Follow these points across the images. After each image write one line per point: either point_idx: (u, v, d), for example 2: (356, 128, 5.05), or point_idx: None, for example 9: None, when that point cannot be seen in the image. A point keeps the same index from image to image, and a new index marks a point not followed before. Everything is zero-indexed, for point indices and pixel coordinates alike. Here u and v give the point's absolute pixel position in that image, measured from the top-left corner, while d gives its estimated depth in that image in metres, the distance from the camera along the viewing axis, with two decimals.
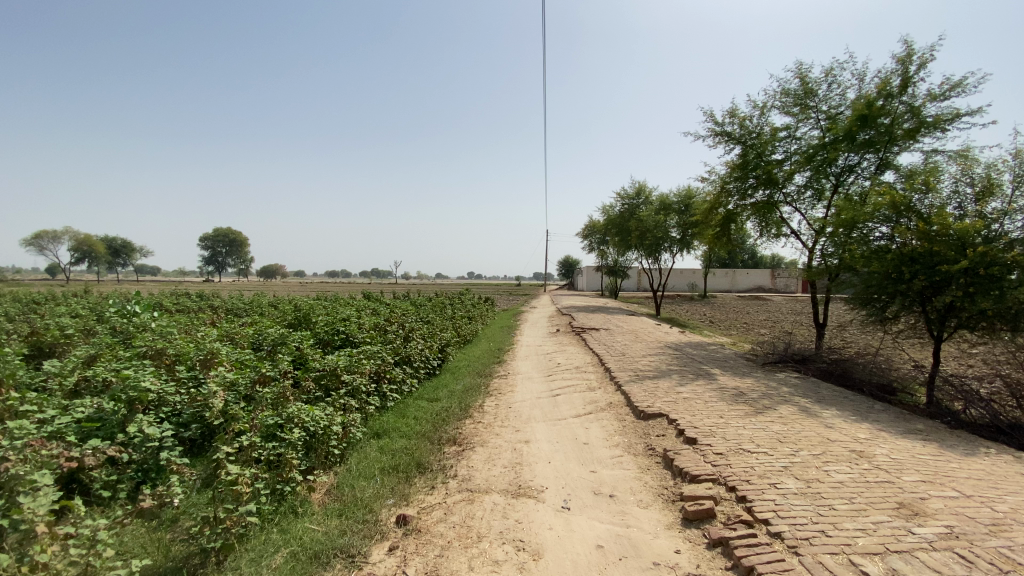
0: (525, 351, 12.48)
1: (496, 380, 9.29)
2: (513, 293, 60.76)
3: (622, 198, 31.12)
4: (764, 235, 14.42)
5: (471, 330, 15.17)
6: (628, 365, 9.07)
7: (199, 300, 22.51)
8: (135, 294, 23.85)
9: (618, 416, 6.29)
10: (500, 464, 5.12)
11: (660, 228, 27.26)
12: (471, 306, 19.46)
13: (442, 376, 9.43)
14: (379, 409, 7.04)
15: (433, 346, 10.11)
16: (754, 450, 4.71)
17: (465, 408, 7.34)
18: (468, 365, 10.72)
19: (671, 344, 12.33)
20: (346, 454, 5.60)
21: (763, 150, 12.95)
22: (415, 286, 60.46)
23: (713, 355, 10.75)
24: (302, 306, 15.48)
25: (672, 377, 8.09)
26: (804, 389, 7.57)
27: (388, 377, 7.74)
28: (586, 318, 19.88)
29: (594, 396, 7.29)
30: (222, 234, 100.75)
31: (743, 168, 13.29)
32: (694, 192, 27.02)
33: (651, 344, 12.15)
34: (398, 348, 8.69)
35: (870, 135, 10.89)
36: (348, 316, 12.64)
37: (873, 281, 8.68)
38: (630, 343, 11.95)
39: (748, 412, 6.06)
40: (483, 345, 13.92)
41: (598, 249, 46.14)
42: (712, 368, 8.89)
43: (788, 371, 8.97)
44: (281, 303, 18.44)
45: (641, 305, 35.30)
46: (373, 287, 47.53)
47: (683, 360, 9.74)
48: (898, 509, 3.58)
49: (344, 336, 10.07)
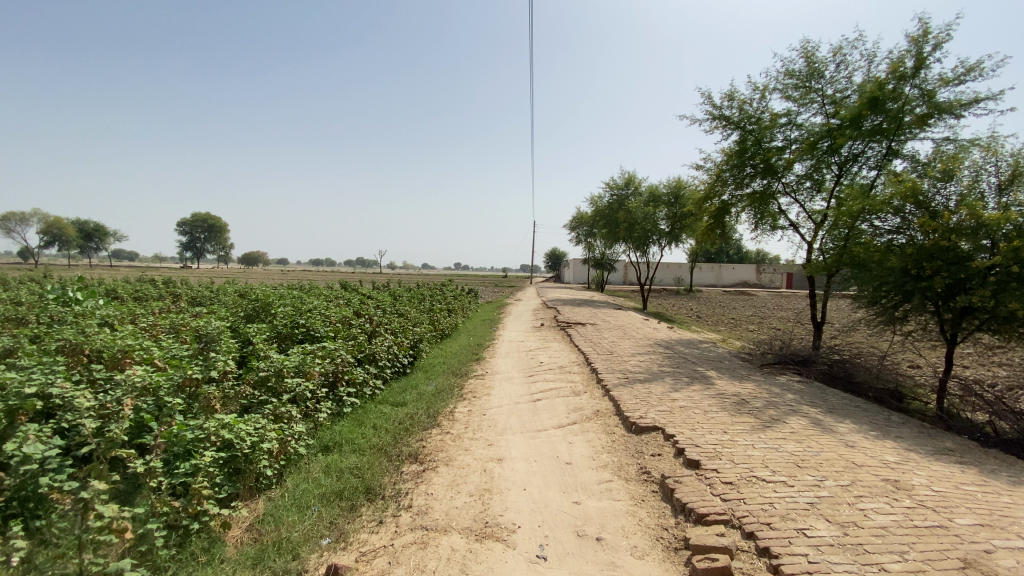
0: (504, 347, 11.60)
1: (470, 380, 8.41)
2: (498, 284, 59.73)
3: (611, 189, 30.25)
4: (760, 228, 13.68)
5: (449, 324, 14.22)
6: (617, 366, 8.25)
7: (161, 288, 21.17)
8: (93, 280, 22.47)
9: (606, 428, 5.45)
10: (465, 491, 4.25)
11: (649, 220, 26.47)
12: (451, 298, 18.48)
13: (411, 376, 8.51)
14: (331, 417, 6.12)
15: (404, 342, 9.18)
16: (771, 479, 3.90)
17: (433, 415, 6.45)
18: (443, 362, 9.81)
19: (662, 341, 11.55)
20: (280, 476, 4.74)
21: (761, 137, 12.13)
22: (398, 276, 59.26)
23: (707, 355, 9.99)
24: (268, 296, 14.37)
25: (665, 380, 7.30)
26: (811, 396, 6.83)
27: (345, 379, 6.82)
28: (571, 312, 19.08)
29: (578, 402, 6.47)
30: (200, 220, 97.86)
31: (739, 156, 12.48)
32: (684, 183, 26.24)
33: (641, 341, 11.36)
34: (360, 343, 7.76)
35: (878, 122, 10.17)
36: (315, 307, 11.61)
37: (887, 279, 7.94)
38: (618, 341, 11.15)
39: (756, 425, 5.28)
40: (461, 340, 13.02)
41: (585, 240, 45.29)
42: (708, 370, 8.11)
43: (790, 375, 8.24)
44: (247, 291, 17.24)
45: (626, 299, 34.64)
46: (354, 277, 46.33)
47: (675, 361, 8.95)
48: (963, 569, 2.81)
49: (305, 330, 9.09)
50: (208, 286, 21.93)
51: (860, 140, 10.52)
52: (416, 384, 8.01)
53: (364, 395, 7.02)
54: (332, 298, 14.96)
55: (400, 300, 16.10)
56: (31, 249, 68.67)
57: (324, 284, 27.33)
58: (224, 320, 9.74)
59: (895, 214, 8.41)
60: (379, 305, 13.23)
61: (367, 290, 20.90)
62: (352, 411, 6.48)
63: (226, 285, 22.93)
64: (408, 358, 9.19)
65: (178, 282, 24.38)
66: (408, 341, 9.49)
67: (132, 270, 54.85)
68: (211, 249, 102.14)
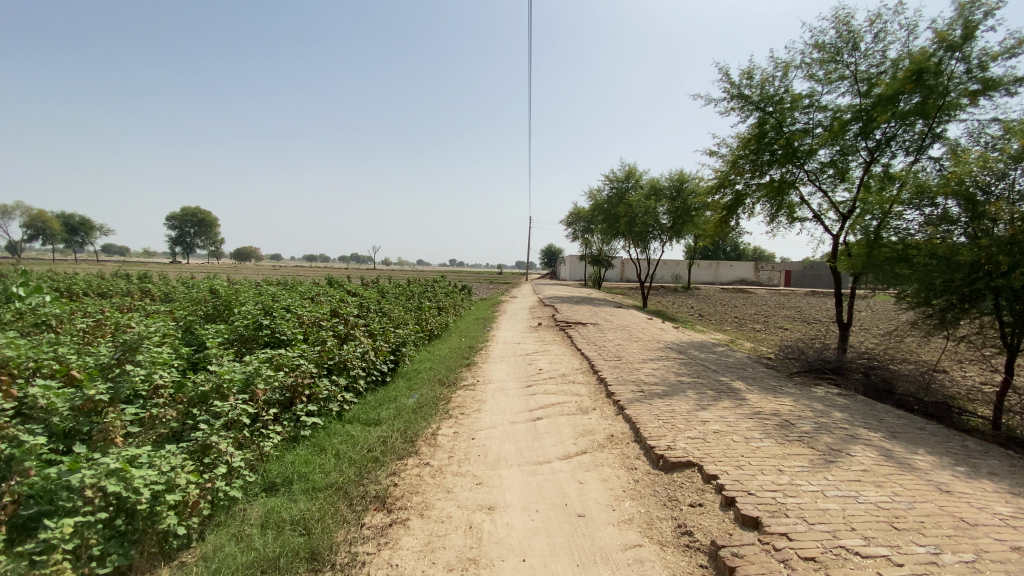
0: (498, 350, 10.49)
1: (458, 391, 7.28)
2: (493, 280, 58.51)
3: (610, 181, 29.05)
4: (775, 221, 12.63)
5: (438, 323, 13.03)
6: (629, 376, 7.13)
7: (131, 282, 19.80)
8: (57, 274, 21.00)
9: (625, 462, 4.34)
10: (443, 562, 3.12)
11: (651, 214, 25.31)
12: (442, 295, 17.28)
13: (390, 387, 7.35)
14: (283, 445, 4.99)
15: (385, 346, 8.04)
16: (867, 554, 2.82)
17: (411, 439, 5.31)
18: (429, 369, 8.66)
19: (673, 344, 10.45)
20: (199, 533, 3.63)
21: (782, 120, 10.97)
22: (390, 272, 57.87)
23: (726, 361, 8.90)
24: (242, 294, 13.16)
25: (688, 393, 6.21)
26: (862, 415, 5.74)
27: (306, 395, 5.70)
28: (569, 310, 17.95)
29: (587, 423, 5.36)
30: (190, 215, 95.90)
31: (756, 142, 11.33)
32: (687, 176, 25.09)
33: (651, 344, 10.26)
34: (329, 347, 6.61)
35: (918, 100, 9.09)
36: (289, 306, 10.41)
37: (949, 278, 6.83)
38: (626, 344, 10.05)
39: (815, 459, 4.20)
40: (452, 341, 11.86)
41: (582, 236, 44.15)
42: (734, 381, 7.01)
43: (828, 386, 7.17)
44: (221, 287, 15.96)
45: (625, 297, 33.52)
46: (344, 273, 44.92)
47: (694, 368, 7.85)
48: None
49: (271, 334, 7.90)
50: (184, 280, 20.58)
51: (896, 122, 9.46)
52: (395, 397, 6.88)
53: (330, 414, 5.88)
54: (312, 296, 13.75)
55: (387, 297, 14.88)
56: (14, 243, 66.86)
57: (310, 279, 25.98)
58: (180, 322, 8.54)
59: (957, 203, 7.28)
60: (364, 303, 12.04)
61: (353, 286, 19.66)
62: (313, 435, 5.34)
63: (204, 280, 21.61)
64: (390, 366, 8.04)
65: (155, 276, 23.00)
66: (391, 343, 8.34)
67: (117, 264, 53.27)
68: (200, 244, 100.31)
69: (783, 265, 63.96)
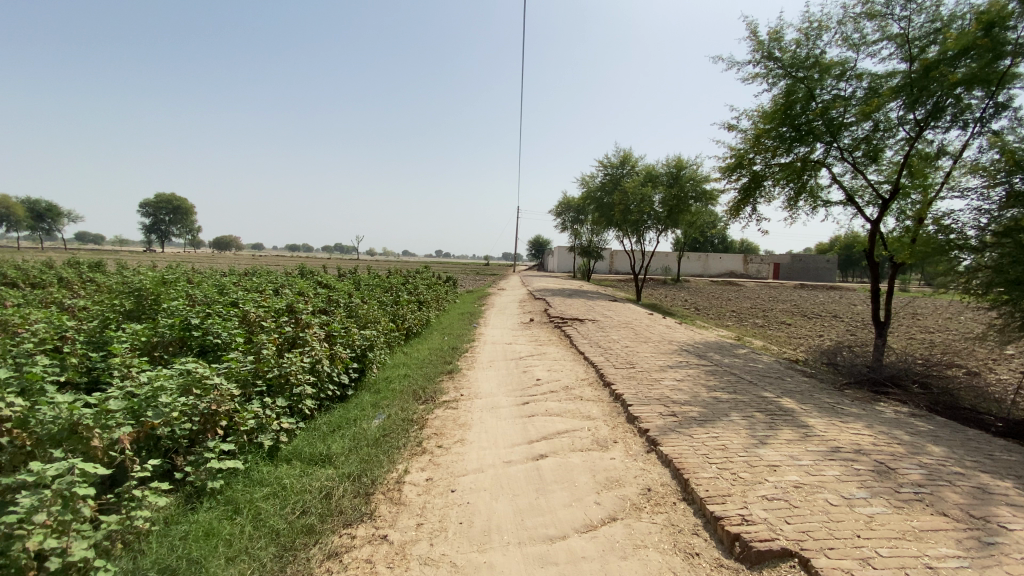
0: (485, 351, 9.02)
1: (435, 408, 5.80)
2: (479, 271, 56.91)
3: (603, 167, 27.56)
4: (794, 207, 11.36)
5: (417, 319, 11.45)
6: (650, 391, 5.70)
7: (71, 270, 17.71)
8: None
9: (679, 542, 2.91)
10: None
11: (647, 202, 23.95)
12: (424, 286, 15.72)
13: (350, 407, 5.83)
14: (173, 508, 3.47)
15: (347, 350, 6.51)
16: None
17: (366, 490, 3.82)
18: (404, 378, 7.14)
19: (688, 344, 9.07)
20: None
21: (813, 90, 9.59)
22: (371, 263, 55.71)
23: (756, 367, 7.54)
24: (192, 286, 11.46)
25: (733, 418, 4.80)
26: (963, 448, 4.40)
27: (223, 425, 4.18)
28: (563, 304, 16.47)
29: (609, 466, 3.90)
30: (163, 201, 92.05)
31: (781, 116, 9.97)
32: (685, 162, 23.71)
33: (664, 344, 8.87)
34: (266, 356, 5.07)
35: (982, 63, 7.76)
36: (240, 301, 8.81)
37: None
38: (635, 345, 8.64)
39: (962, 541, 2.82)
40: (433, 340, 10.35)
41: (572, 226, 42.78)
42: (781, 397, 5.63)
43: (894, 403, 5.82)
44: (171, 278, 14.11)
45: (616, 289, 32.23)
46: (321, 263, 42.79)
47: (725, 377, 6.46)
48: None
49: (204, 337, 6.34)
50: (140, 269, 18.69)
51: (952, 90, 8.14)
52: (353, 421, 5.37)
53: (258, 450, 4.37)
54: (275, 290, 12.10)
55: (362, 290, 13.26)
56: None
57: (282, 269, 24.09)
58: (93, 320, 6.90)
59: None
60: (333, 298, 10.47)
61: (326, 276, 17.96)
62: (226, 487, 3.82)
63: (164, 268, 19.76)
64: (354, 375, 6.52)
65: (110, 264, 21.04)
66: (358, 344, 6.80)
67: (80, 252, 50.39)
68: (176, 232, 96.81)
69: (772, 257, 63.37)
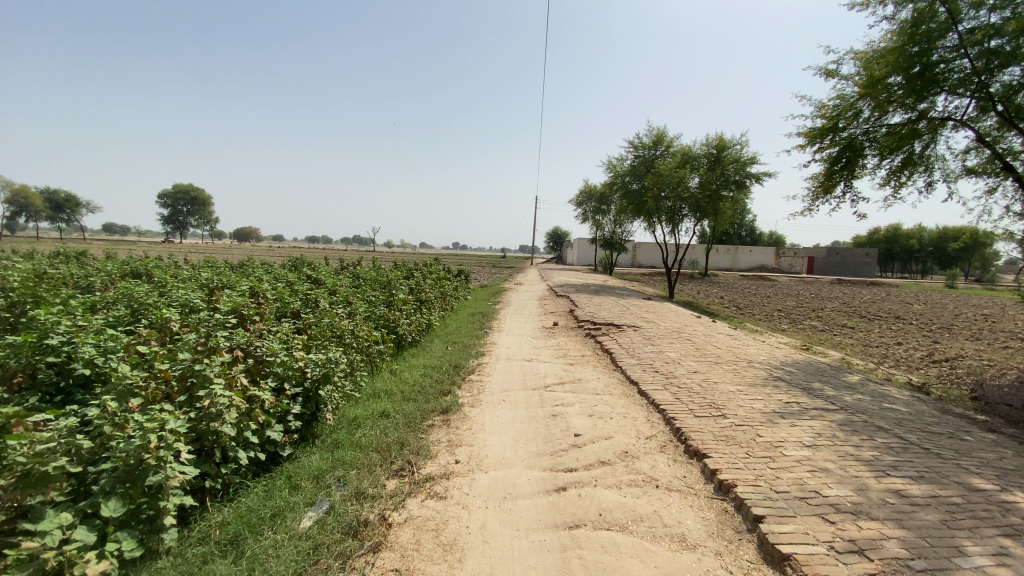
0: (498, 371, 6.67)
1: (412, 492, 3.51)
2: (494, 264, 54.33)
3: (634, 148, 24.87)
4: (899, 184, 8.78)
5: (415, 323, 9.12)
6: (780, 472, 3.38)
7: (28, 259, 15.61)
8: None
9: None
10: None
11: (683, 186, 21.17)
12: (427, 281, 13.37)
13: (272, 489, 3.58)
14: None
15: (286, 388, 4.26)
16: None
17: None
18: (379, 424, 4.87)
19: (777, 367, 6.65)
20: None
21: (951, 19, 7.00)
22: (382, 254, 53.60)
23: (899, 410, 5.14)
24: (134, 282, 9.25)
25: (985, 568, 2.45)
26: None
27: None
28: (591, 303, 14.04)
29: None
30: (180, 192, 91.44)
31: (898, 59, 7.46)
32: (727, 141, 21.14)
33: (746, 366, 6.46)
34: (99, 420, 2.89)
35: None
36: (169, 306, 6.58)
37: None
38: (706, 368, 6.24)
39: None
40: (433, 353, 8.05)
41: (593, 216, 40.03)
42: (1011, 495, 3.27)
43: None
44: (126, 271, 11.90)
45: (642, 285, 29.48)
46: (328, 255, 40.69)
47: (880, 439, 4.10)
48: None
49: (69, 365, 4.14)
50: (110, 260, 16.54)
51: None
52: (261, 529, 3.10)
53: None
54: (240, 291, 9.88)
55: (351, 286, 10.96)
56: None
57: (273, 260, 21.77)
58: None
59: None
60: (305, 301, 8.21)
61: (319, 270, 15.68)
62: None
63: (136, 260, 17.54)
64: (297, 424, 4.25)
65: (82, 254, 18.93)
66: (308, 374, 4.54)
67: (89, 242, 49.31)
68: (192, 222, 96.24)
69: (805, 251, 59.72)
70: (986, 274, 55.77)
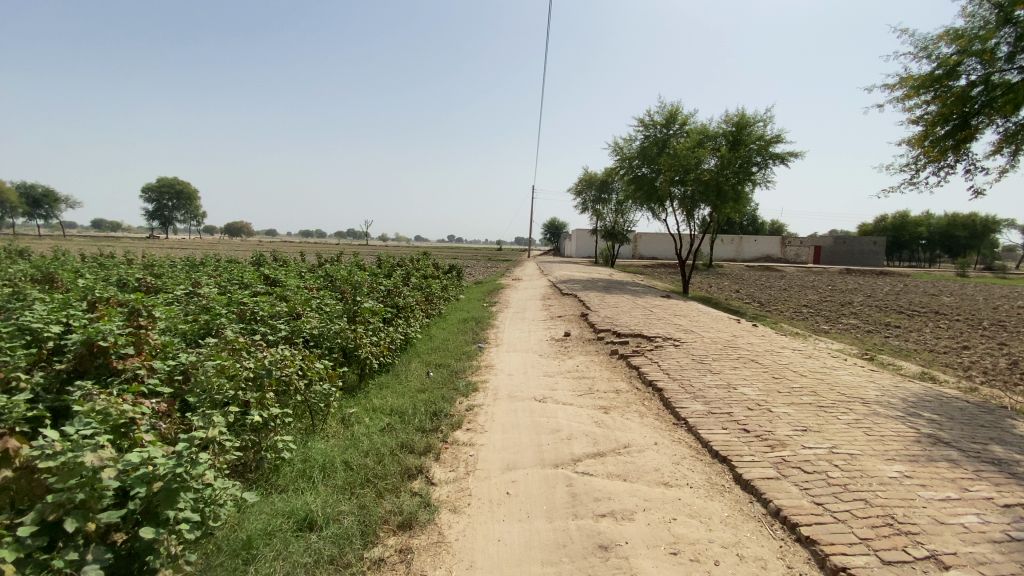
0: (499, 422, 4.47)
1: None
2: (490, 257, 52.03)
3: (642, 128, 22.68)
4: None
5: (387, 338, 6.90)
6: None
7: None
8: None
9: None
10: None
11: (700, 168, 19.01)
12: (411, 281, 11.13)
13: None
14: None
15: (70, 530, 2.15)
16: None
17: None
18: (283, 560, 2.67)
19: (909, 412, 4.49)
20: None
21: None
22: (371, 248, 51.31)
23: None
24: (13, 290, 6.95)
25: None
26: None
27: None
28: (605, 304, 11.86)
29: None
30: (164, 186, 88.47)
31: None
32: (749, 119, 18.91)
33: (869, 414, 4.31)
34: None
35: None
36: None
37: None
38: (816, 420, 4.08)
39: None
40: (408, 385, 5.85)
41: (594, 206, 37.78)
42: None
43: None
44: (35, 273, 9.62)
45: (650, 279, 27.31)
46: (314, 249, 38.36)
47: None
48: None
49: None
50: (43, 258, 14.20)
51: None
52: None
53: None
54: (163, 302, 7.68)
55: (312, 290, 8.71)
56: None
57: (243, 257, 19.43)
58: None
59: None
60: (232, 314, 6.00)
61: (286, 268, 13.39)
62: None
63: (82, 259, 15.28)
64: None
65: (24, 252, 16.68)
66: (131, 490, 2.40)
67: (61, 237, 46.69)
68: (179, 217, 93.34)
69: (812, 240, 57.64)
70: (998, 262, 53.92)
